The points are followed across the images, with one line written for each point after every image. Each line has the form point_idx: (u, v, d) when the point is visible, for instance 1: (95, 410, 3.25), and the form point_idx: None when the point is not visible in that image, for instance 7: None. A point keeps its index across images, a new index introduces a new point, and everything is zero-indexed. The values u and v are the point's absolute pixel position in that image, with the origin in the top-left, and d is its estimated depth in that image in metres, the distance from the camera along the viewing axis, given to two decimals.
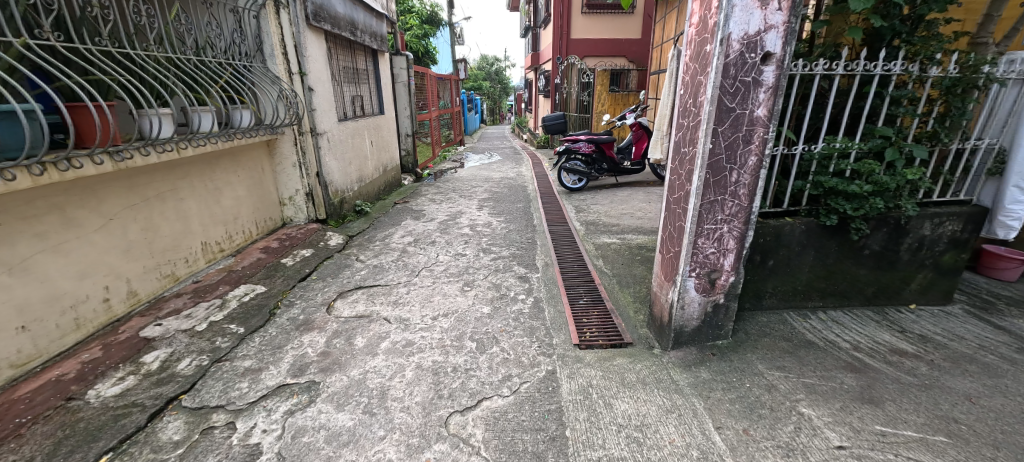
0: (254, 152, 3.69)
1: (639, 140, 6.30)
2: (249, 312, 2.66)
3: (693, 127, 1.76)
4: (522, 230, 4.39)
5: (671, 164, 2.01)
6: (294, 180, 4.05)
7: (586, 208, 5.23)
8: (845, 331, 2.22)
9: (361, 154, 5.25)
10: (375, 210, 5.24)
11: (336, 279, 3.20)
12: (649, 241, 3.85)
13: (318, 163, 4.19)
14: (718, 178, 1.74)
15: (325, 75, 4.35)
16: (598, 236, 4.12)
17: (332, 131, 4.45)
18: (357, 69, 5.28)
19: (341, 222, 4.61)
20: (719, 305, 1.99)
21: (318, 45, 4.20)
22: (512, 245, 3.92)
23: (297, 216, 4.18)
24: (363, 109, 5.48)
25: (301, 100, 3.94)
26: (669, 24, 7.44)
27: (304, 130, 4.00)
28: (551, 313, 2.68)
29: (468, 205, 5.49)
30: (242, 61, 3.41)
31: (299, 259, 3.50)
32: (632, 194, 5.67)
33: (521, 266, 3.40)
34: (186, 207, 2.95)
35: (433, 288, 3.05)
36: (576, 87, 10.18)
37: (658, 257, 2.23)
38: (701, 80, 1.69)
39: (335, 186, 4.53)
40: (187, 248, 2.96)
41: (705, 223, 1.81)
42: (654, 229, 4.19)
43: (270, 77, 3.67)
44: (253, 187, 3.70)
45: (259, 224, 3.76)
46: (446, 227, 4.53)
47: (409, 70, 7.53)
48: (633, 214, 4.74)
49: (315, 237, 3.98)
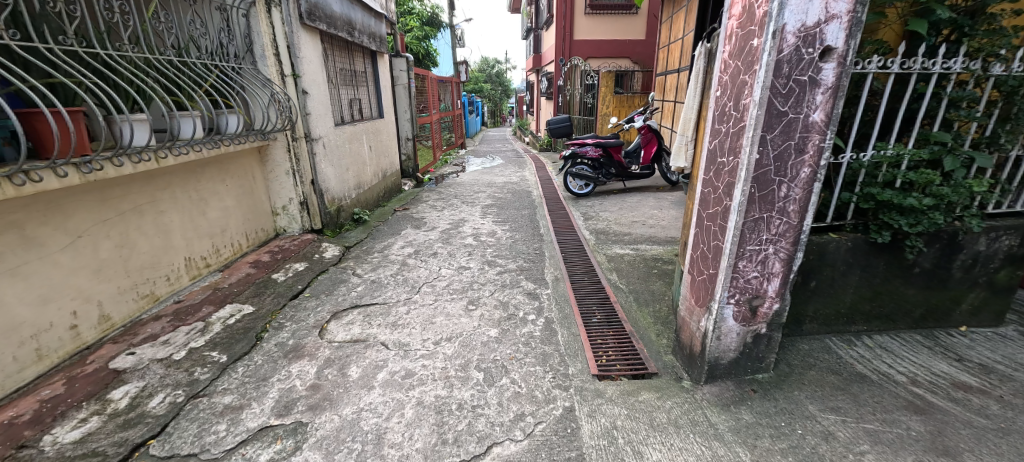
0: (243, 160, 3.46)
1: (648, 144, 5.92)
2: (234, 336, 2.42)
3: (734, 133, 1.54)
4: (528, 240, 4.15)
5: (704, 175, 1.78)
6: (288, 189, 3.82)
7: (595, 215, 4.99)
8: (897, 360, 1.99)
9: (359, 160, 5.02)
10: (374, 219, 5.01)
11: (330, 297, 2.96)
12: (665, 253, 3.61)
13: (313, 170, 3.97)
14: (764, 192, 1.51)
15: (322, 78, 4.12)
16: (609, 246, 3.88)
17: (328, 136, 4.23)
18: (355, 70, 5.05)
19: (338, 231, 4.38)
20: (761, 335, 1.75)
21: (314, 46, 3.98)
22: (518, 257, 3.68)
23: (291, 226, 3.96)
24: (362, 113, 5.26)
25: (296, 104, 3.71)
26: (677, 23, 7.19)
27: (298, 135, 3.77)
28: (565, 336, 2.44)
29: (471, 213, 5.26)
30: (230, 63, 3.19)
31: (291, 273, 3.27)
32: (642, 200, 5.43)
33: (529, 281, 3.17)
34: (167, 220, 2.73)
35: (434, 307, 2.81)
36: (580, 89, 9.97)
37: (687, 278, 2.00)
38: (745, 79, 1.46)
39: (331, 193, 4.30)
40: (168, 265, 2.73)
41: (747, 244, 1.58)
42: (668, 238, 3.95)
43: (261, 80, 3.45)
44: (243, 197, 3.47)
45: (250, 236, 3.54)
46: (448, 237, 4.29)
47: (409, 72, 7.30)
48: (645, 222, 4.50)
49: (309, 249, 3.75)
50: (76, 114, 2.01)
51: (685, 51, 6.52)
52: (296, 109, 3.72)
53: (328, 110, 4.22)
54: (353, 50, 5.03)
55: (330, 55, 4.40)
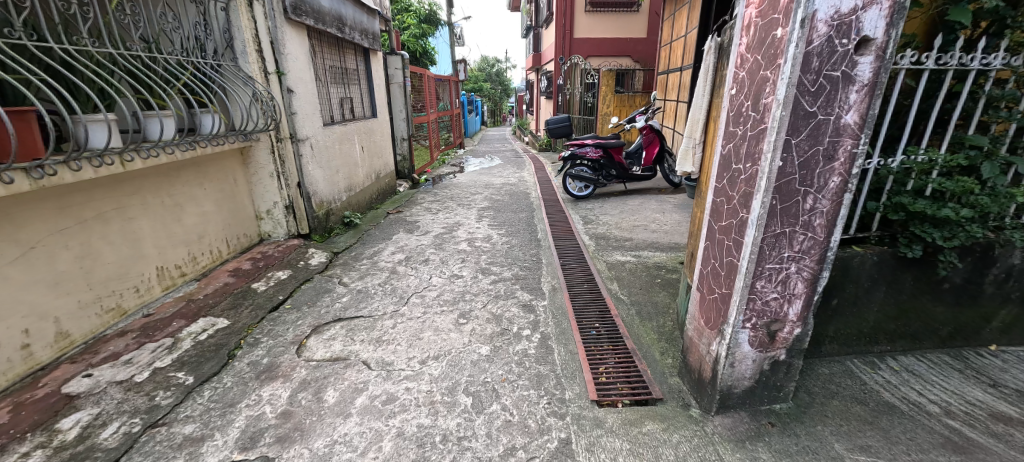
0: (224, 162, 3.28)
1: (650, 145, 5.72)
2: (204, 354, 2.24)
3: (752, 137, 1.35)
4: (525, 245, 3.96)
5: (716, 182, 1.60)
6: (272, 192, 3.63)
7: (595, 218, 4.80)
8: (928, 387, 1.81)
9: (350, 161, 4.83)
10: (366, 222, 4.82)
11: (312, 309, 2.78)
12: (669, 260, 3.42)
13: (299, 172, 3.78)
14: (787, 204, 1.32)
15: (309, 76, 3.94)
16: (610, 253, 3.69)
17: (316, 136, 4.04)
18: (345, 68, 4.86)
19: (326, 236, 4.19)
20: (780, 362, 1.57)
21: (301, 42, 3.80)
22: (514, 264, 3.49)
23: (276, 231, 3.77)
24: (353, 112, 5.08)
25: (280, 103, 3.53)
26: (679, 21, 7.00)
27: (283, 136, 3.59)
28: (562, 354, 2.25)
29: (467, 216, 5.08)
30: (208, 59, 3.01)
31: (273, 282, 3.08)
32: (643, 203, 5.24)
33: (525, 291, 2.98)
34: (136, 227, 2.55)
35: (423, 321, 2.63)
36: (580, 88, 9.78)
37: (695, 295, 1.82)
38: (766, 75, 1.28)
39: (319, 196, 4.11)
40: (137, 275, 2.55)
41: (766, 262, 1.40)
42: (671, 245, 3.76)
43: (242, 78, 3.26)
44: (223, 201, 3.29)
45: (231, 242, 3.35)
46: (442, 242, 4.11)
47: (404, 70, 7.10)
48: (646, 227, 4.31)
49: (295, 255, 3.57)
50: (23, 116, 1.87)
51: (688, 49, 6.32)
52: (281, 108, 3.54)
53: (316, 109, 4.03)
54: (344, 48, 4.85)
55: (319, 52, 4.22)
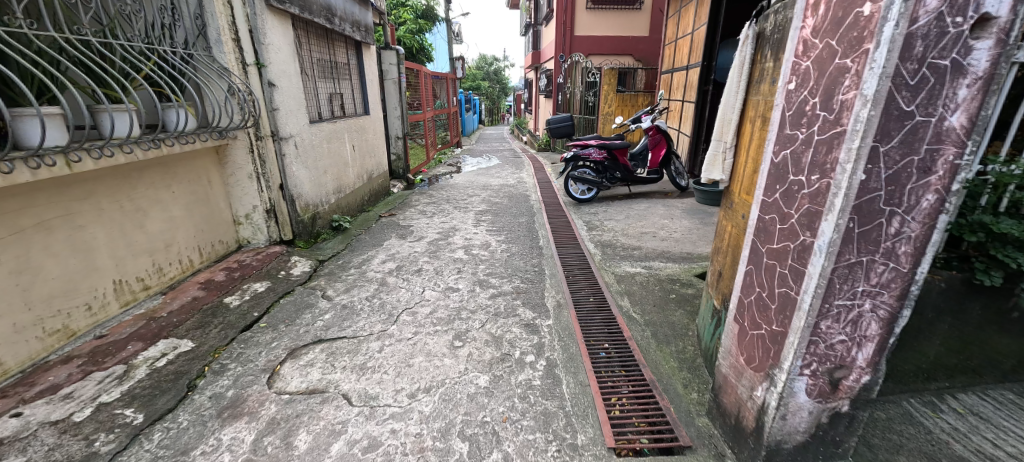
0: (196, 162, 2.98)
1: (656, 147, 5.49)
2: (159, 386, 1.95)
3: (821, 142, 1.08)
4: (525, 253, 3.69)
5: (764, 196, 1.33)
6: (251, 195, 3.34)
7: (599, 224, 4.53)
8: (1003, 436, 1.55)
9: (340, 161, 4.54)
10: (356, 226, 4.53)
11: (290, 328, 2.49)
12: (683, 273, 3.15)
13: (281, 173, 3.49)
14: (866, 227, 1.06)
15: (294, 69, 3.65)
16: (617, 263, 3.42)
17: (301, 134, 3.75)
18: (335, 62, 4.57)
19: (312, 241, 3.90)
20: (841, 414, 1.30)
21: (284, 32, 3.50)
22: (514, 276, 3.21)
23: (256, 238, 3.47)
24: (344, 109, 4.77)
25: (260, 98, 3.24)
26: (685, 18, 6.73)
27: (264, 133, 3.30)
28: (571, 386, 1.98)
29: (463, 220, 4.79)
30: (177, 48, 2.71)
31: (249, 295, 2.79)
32: (650, 207, 4.97)
33: (527, 308, 2.70)
34: (89, 236, 2.26)
35: (414, 343, 2.34)
36: (581, 87, 9.50)
37: (731, 326, 1.55)
38: (846, 64, 1.01)
39: (305, 199, 3.82)
40: (90, 291, 2.26)
41: (835, 298, 1.13)
42: (683, 254, 3.49)
43: (216, 69, 2.96)
44: (195, 205, 2.99)
45: (204, 250, 3.06)
46: (436, 249, 3.82)
47: (399, 66, 6.78)
48: (655, 234, 4.05)
49: (275, 264, 3.27)
50: None
51: (695, 46, 6.07)
52: (261, 103, 3.25)
53: (301, 105, 3.74)
54: (334, 40, 4.55)
55: (305, 44, 3.92)
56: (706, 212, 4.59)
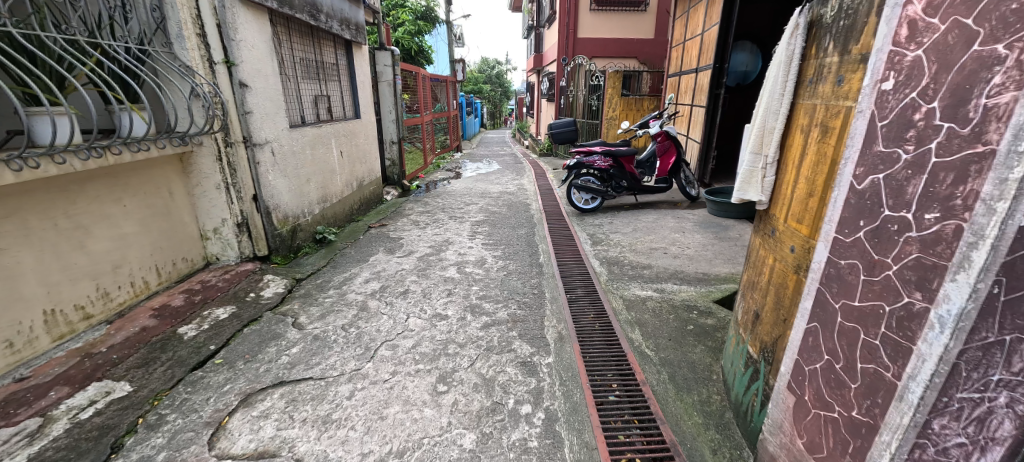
0: (154, 172, 2.66)
1: (665, 154, 5.18)
2: (76, 447, 1.62)
3: (945, 167, 0.77)
4: (524, 272, 3.36)
5: (838, 233, 1.00)
6: (219, 207, 3.00)
7: (605, 237, 4.19)
8: None
9: (325, 169, 4.21)
10: (342, 238, 4.21)
11: (249, 365, 2.15)
12: (700, 298, 2.80)
13: (255, 182, 3.16)
14: (1015, 294, 0.73)
15: (273, 68, 3.33)
16: (626, 285, 3.07)
17: (280, 139, 3.42)
18: (321, 62, 4.25)
19: (291, 257, 3.57)
20: None
21: (262, 29, 3.19)
22: (510, 300, 2.86)
23: (225, 254, 3.14)
24: (331, 113, 4.46)
25: (230, 100, 2.92)
26: (694, 19, 6.41)
27: (235, 139, 2.98)
28: (574, 450, 1.63)
29: (458, 232, 4.46)
30: (129, 43, 2.38)
31: (208, 324, 2.45)
32: (659, 219, 4.61)
33: (524, 342, 2.35)
34: (13, 261, 1.93)
35: (391, 387, 2.00)
36: (584, 90, 9.18)
37: (781, 395, 1.21)
38: (998, 53, 0.69)
39: (283, 210, 3.48)
40: (12, 325, 1.93)
41: (956, 390, 0.80)
42: (699, 275, 3.14)
43: (177, 68, 2.64)
44: (153, 220, 2.67)
45: (162, 270, 2.73)
46: (426, 266, 3.48)
47: (394, 67, 6.46)
48: (666, 250, 3.70)
49: (244, 284, 2.93)
50: None
51: (706, 48, 5.73)
52: (231, 105, 2.92)
53: (280, 108, 3.42)
54: (320, 39, 4.24)
55: (285, 42, 3.60)
56: (721, 225, 4.24)
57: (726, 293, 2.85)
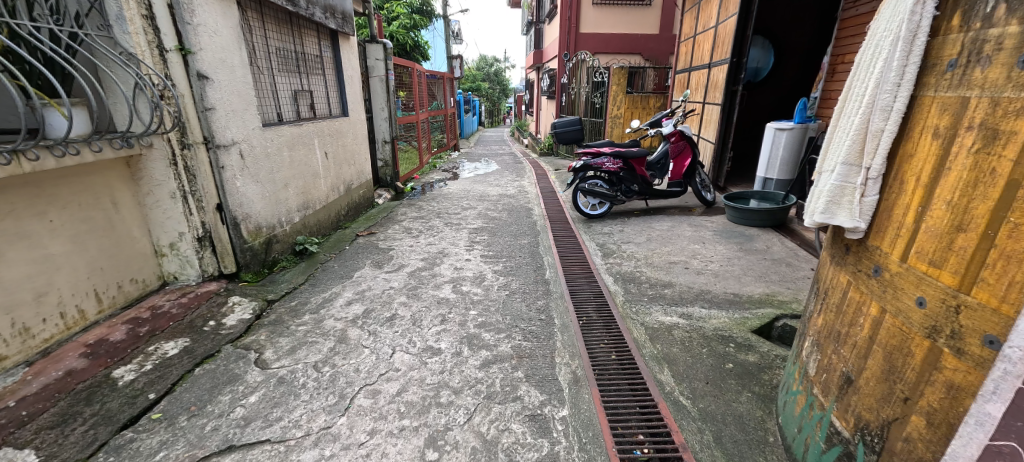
0: (90, 179, 2.24)
1: (680, 156, 4.83)
2: None
3: None
4: (529, 291, 2.95)
5: None
6: (175, 220, 2.59)
7: (617, 248, 3.78)
8: None
9: (307, 173, 3.79)
10: (326, 249, 3.80)
11: (194, 422, 1.74)
12: (735, 328, 2.40)
13: (219, 190, 2.75)
14: None
15: (244, 58, 2.92)
16: (646, 310, 2.66)
17: (251, 140, 2.99)
18: (302, 53, 3.83)
19: (266, 273, 3.16)
20: None
21: (229, 13, 2.78)
22: (514, 328, 2.45)
23: (185, 273, 2.72)
24: (314, 110, 4.03)
25: (186, 94, 2.51)
26: (707, 10, 6.00)
27: (193, 140, 2.57)
28: None
29: (454, 241, 4.05)
30: (53, 24, 1.97)
31: (152, 364, 2.06)
32: (675, 227, 4.21)
33: (533, 386, 1.95)
34: None
35: (367, 454, 1.59)
36: (585, 88, 8.81)
37: None
38: None
39: (255, 220, 3.06)
40: None
41: None
42: (730, 298, 2.73)
43: (118, 56, 2.22)
44: (91, 236, 2.25)
45: (103, 296, 2.32)
46: (418, 284, 3.07)
47: (386, 62, 6.02)
48: (687, 264, 3.30)
49: (204, 310, 2.52)
50: None
51: (721, 41, 5.33)
52: (187, 100, 2.51)
53: (252, 104, 3.00)
54: (301, 28, 3.82)
55: (258, 29, 3.19)
56: (744, 234, 3.84)
57: (764, 321, 2.45)
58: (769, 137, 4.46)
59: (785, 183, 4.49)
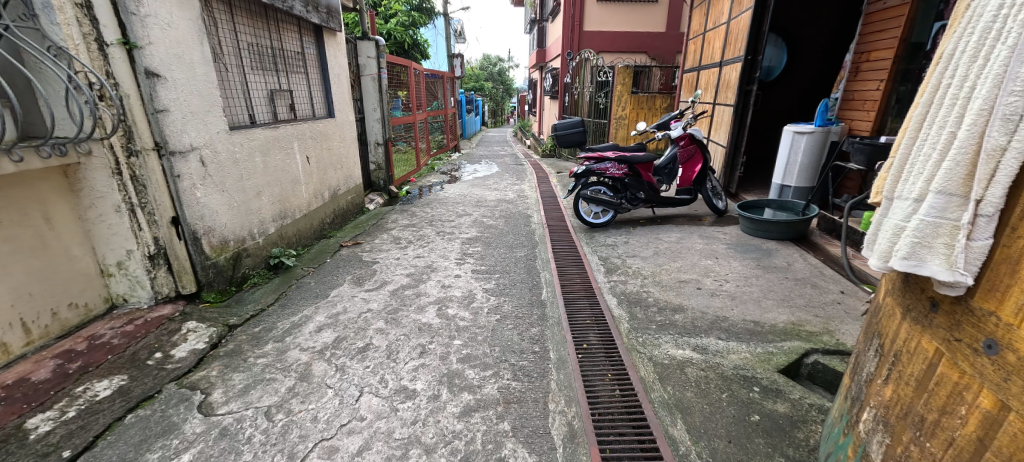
0: (12, 192, 1.93)
1: (690, 161, 4.49)
2: None
3: None
4: (523, 315, 2.63)
5: None
6: (122, 236, 2.30)
7: (621, 263, 3.46)
8: None
9: (284, 179, 3.48)
10: (305, 262, 3.51)
11: None
12: (758, 366, 2.07)
13: (175, 202, 2.45)
14: None
15: (207, 54, 2.62)
16: (655, 341, 2.33)
17: (214, 145, 2.68)
18: (279, 49, 3.52)
19: (234, 291, 2.86)
20: None
21: (189, 3, 2.47)
22: (502, 364, 2.13)
23: (135, 295, 2.43)
24: (294, 111, 3.73)
25: (132, 94, 2.22)
26: (718, 5, 5.64)
27: (141, 146, 2.27)
28: None
29: (445, 254, 3.74)
30: None
31: (76, 410, 1.76)
32: (684, 239, 3.88)
33: (521, 445, 1.64)
34: None
35: None
36: (589, 88, 8.48)
37: None
38: None
39: (220, 234, 2.74)
40: None
41: None
42: (750, 327, 2.40)
43: (43, 49, 1.92)
44: (16, 258, 1.95)
45: (31, 326, 2.02)
46: (400, 305, 2.76)
47: (379, 59, 5.69)
48: (700, 284, 2.96)
49: (151, 340, 2.22)
50: None
51: (734, 38, 4.98)
52: (132, 101, 2.22)
53: (216, 105, 2.70)
54: (279, 23, 3.51)
55: (225, 23, 2.89)
56: (761, 249, 3.51)
57: (792, 358, 2.12)
58: (787, 141, 4.11)
59: (804, 191, 4.15)
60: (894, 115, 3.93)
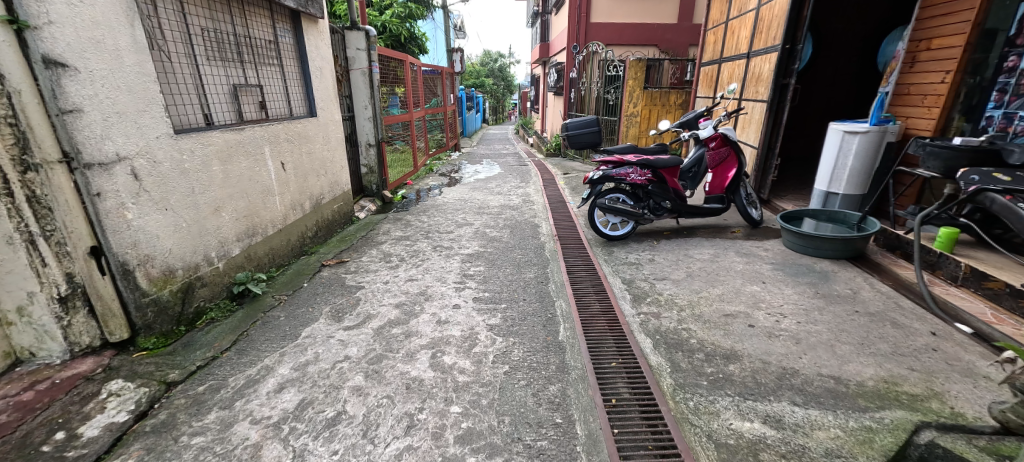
0: None
1: (722, 166, 3.95)
2: None
3: None
4: (539, 366, 2.10)
5: None
6: (19, 275, 1.78)
7: (649, 288, 2.92)
8: None
9: (252, 191, 2.95)
10: (277, 287, 2.97)
11: None
12: (859, 452, 1.55)
13: (96, 227, 1.92)
14: None
15: (141, 40, 2.08)
16: (711, 406, 1.80)
17: (153, 153, 2.15)
18: (245, 36, 2.98)
19: (183, 332, 2.34)
20: None
21: None
22: (515, 447, 1.60)
23: (45, 348, 1.92)
24: (265, 110, 3.19)
25: (25, 90, 1.69)
26: None
27: (43, 158, 1.75)
28: None
29: (442, 276, 3.20)
30: None
31: None
32: (720, 256, 3.35)
33: None
34: None
35: None
36: (597, 83, 7.92)
37: None
38: None
39: (163, 263, 2.22)
40: None
41: None
42: (832, 387, 1.86)
43: None
44: None
45: None
46: (385, 351, 2.22)
47: (370, 51, 5.14)
48: (751, 320, 2.43)
49: (55, 412, 1.72)
50: None
51: (765, 27, 4.43)
52: (28, 100, 1.70)
53: (155, 103, 2.17)
54: (245, 6, 2.97)
55: (169, 3, 2.36)
56: (816, 271, 2.97)
57: (900, 438, 1.60)
58: (836, 143, 3.56)
59: (855, 200, 3.61)
60: (961, 112, 3.41)
